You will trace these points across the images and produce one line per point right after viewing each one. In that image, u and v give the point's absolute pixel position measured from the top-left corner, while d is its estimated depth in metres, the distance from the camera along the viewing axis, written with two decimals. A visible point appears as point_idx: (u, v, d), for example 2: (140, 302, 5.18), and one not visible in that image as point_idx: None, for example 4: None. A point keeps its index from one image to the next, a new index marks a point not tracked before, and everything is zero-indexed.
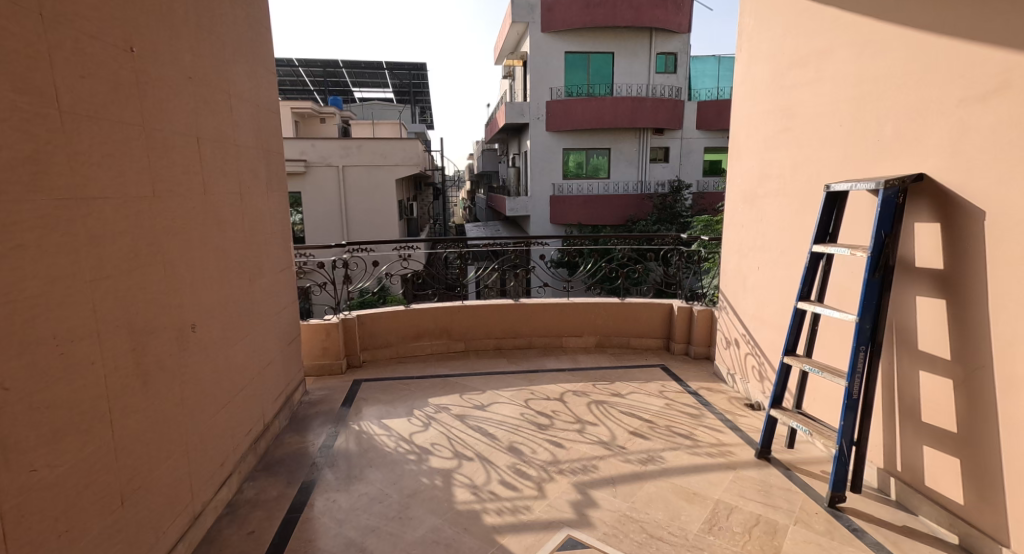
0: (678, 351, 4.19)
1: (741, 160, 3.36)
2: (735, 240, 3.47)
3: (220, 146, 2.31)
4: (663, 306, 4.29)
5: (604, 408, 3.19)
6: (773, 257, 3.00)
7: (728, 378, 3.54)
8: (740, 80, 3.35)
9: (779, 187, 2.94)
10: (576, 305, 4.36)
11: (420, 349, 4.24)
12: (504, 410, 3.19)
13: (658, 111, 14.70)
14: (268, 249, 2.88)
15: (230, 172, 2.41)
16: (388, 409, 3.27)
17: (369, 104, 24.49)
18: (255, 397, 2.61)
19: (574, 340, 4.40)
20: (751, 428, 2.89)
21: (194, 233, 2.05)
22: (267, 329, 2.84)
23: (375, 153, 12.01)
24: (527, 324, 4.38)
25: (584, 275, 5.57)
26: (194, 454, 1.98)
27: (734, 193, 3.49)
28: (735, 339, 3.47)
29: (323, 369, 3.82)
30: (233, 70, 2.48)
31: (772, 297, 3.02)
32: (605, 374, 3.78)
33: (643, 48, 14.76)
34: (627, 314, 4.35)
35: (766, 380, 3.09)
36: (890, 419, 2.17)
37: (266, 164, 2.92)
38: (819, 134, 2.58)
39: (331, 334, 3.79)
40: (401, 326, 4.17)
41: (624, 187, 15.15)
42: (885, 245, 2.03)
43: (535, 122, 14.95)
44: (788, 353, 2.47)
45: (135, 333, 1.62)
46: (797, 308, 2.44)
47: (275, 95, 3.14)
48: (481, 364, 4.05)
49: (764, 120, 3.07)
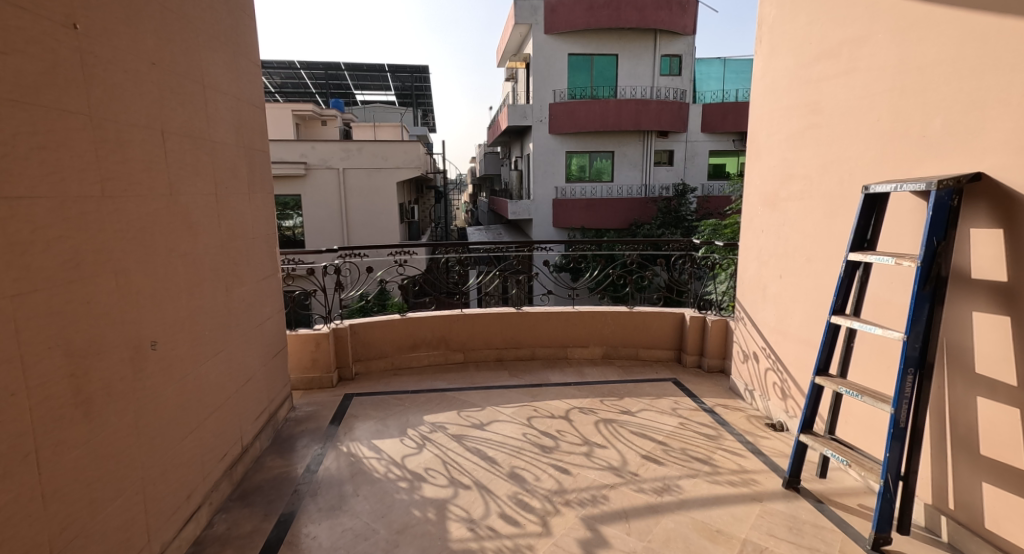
0: (690, 364, 3.95)
1: (760, 160, 3.13)
2: (755, 246, 3.22)
3: (192, 141, 2.09)
4: (674, 314, 4.05)
5: (612, 428, 2.95)
6: (799, 264, 2.76)
7: (746, 394, 3.29)
8: (759, 75, 3.12)
9: (805, 188, 2.70)
10: (582, 313, 4.13)
11: (417, 360, 4.01)
12: (504, 430, 2.95)
13: (663, 113, 14.49)
14: (250, 254, 2.65)
15: (203, 170, 2.18)
16: (380, 427, 3.03)
17: (372, 107, 24.38)
18: (232, 418, 2.38)
19: (579, 351, 4.17)
20: (775, 452, 2.65)
21: (157, 237, 1.82)
22: (247, 343, 2.61)
23: (375, 155, 11.82)
24: (530, 334, 4.15)
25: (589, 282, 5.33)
26: (153, 487, 1.74)
27: (753, 196, 3.25)
28: (754, 353, 3.23)
29: (313, 382, 3.58)
30: (209, 58, 2.26)
31: (798, 308, 2.78)
32: (613, 389, 3.54)
33: (647, 50, 14.57)
34: (636, 324, 4.11)
35: (790, 399, 2.85)
36: (940, 450, 1.93)
37: (248, 164, 2.70)
38: (853, 130, 2.35)
39: (322, 344, 3.55)
40: (396, 336, 3.94)
41: (628, 190, 14.94)
42: (937, 254, 1.79)
43: (538, 125, 14.74)
44: (820, 373, 2.23)
45: (75, 356, 1.39)
46: (830, 322, 2.19)
47: (260, 89, 2.91)
48: (481, 377, 3.81)
49: (787, 117, 2.84)
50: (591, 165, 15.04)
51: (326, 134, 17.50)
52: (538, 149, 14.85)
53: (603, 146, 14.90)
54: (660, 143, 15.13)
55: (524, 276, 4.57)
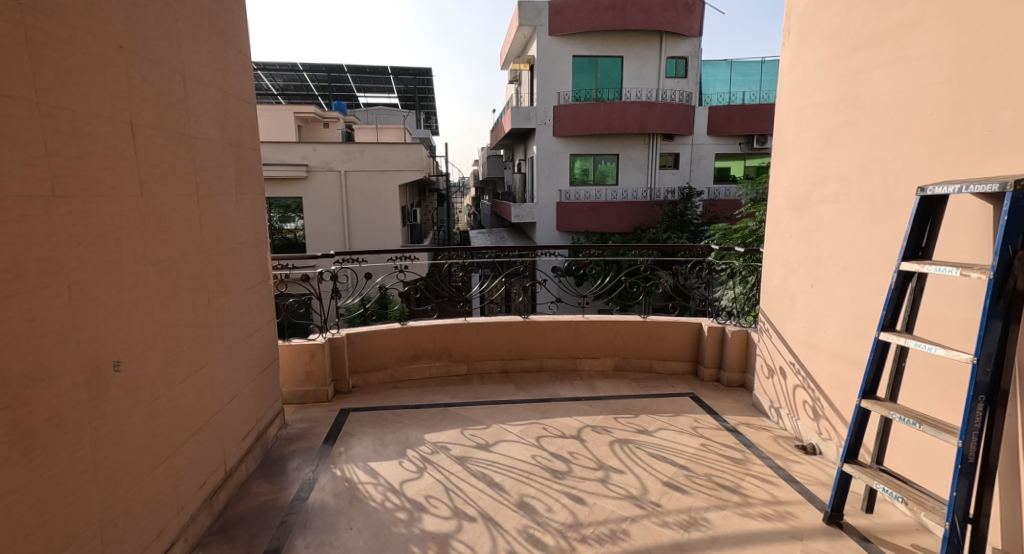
0: (708, 378, 3.71)
1: (788, 160, 2.91)
2: (781, 252, 2.99)
3: (169, 135, 1.88)
4: (690, 325, 3.82)
5: (629, 451, 2.72)
6: (834, 273, 2.53)
7: (771, 412, 3.05)
8: (786, 69, 2.90)
9: (841, 190, 2.47)
10: (593, 323, 3.91)
11: (417, 372, 3.80)
12: (512, 451, 2.72)
13: (669, 116, 14.28)
14: (236, 260, 2.44)
15: (182, 168, 1.98)
16: (378, 447, 2.80)
17: (375, 109, 24.24)
18: (214, 442, 2.16)
19: (590, 363, 3.94)
20: (809, 479, 2.41)
21: (124, 242, 1.61)
22: (232, 358, 2.39)
23: (377, 158, 11.64)
24: (538, 344, 3.92)
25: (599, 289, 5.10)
26: (113, 529, 1.52)
27: (779, 199, 3.02)
28: (780, 368, 2.99)
29: (306, 396, 3.36)
30: (189, 45, 2.05)
31: (833, 321, 2.55)
32: (627, 405, 3.31)
33: (653, 52, 14.39)
34: (650, 335, 3.89)
35: (823, 420, 2.61)
36: (1011, 488, 1.69)
37: (236, 163, 2.50)
38: (900, 126, 2.13)
39: (316, 356, 3.34)
40: (396, 346, 3.73)
41: (633, 194, 14.73)
42: (1012, 264, 1.56)
43: (542, 127, 14.56)
44: (866, 396, 1.99)
45: (11, 385, 1.18)
46: (879, 339, 1.95)
47: (250, 83, 2.70)
48: (486, 391, 3.58)
49: (819, 114, 2.62)
50: (596, 168, 14.84)
51: (329, 136, 17.38)
52: (541, 152, 14.66)
53: (608, 149, 14.70)
54: (666, 146, 14.92)
55: (531, 282, 4.35)
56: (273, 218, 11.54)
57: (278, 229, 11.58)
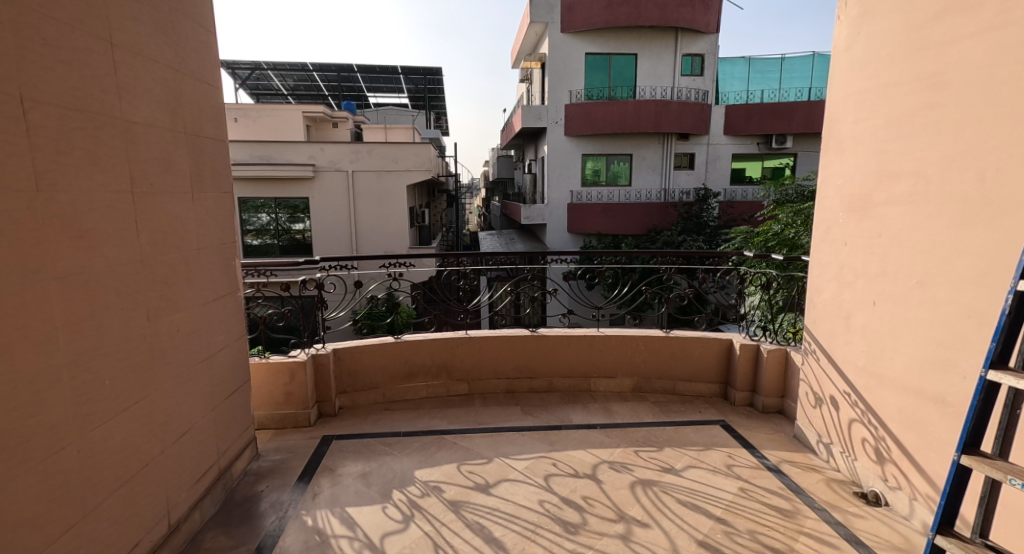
0: (741, 403, 3.27)
1: (843, 155, 2.46)
2: (832, 261, 2.54)
3: (86, 117, 1.51)
4: (719, 342, 3.38)
5: (653, 496, 2.30)
6: (907, 289, 2.08)
7: (820, 448, 2.61)
8: (842, 46, 2.46)
9: (918, 188, 2.03)
10: (608, 337, 3.49)
11: (413, 392, 3.42)
12: (516, 496, 2.31)
13: (684, 115, 13.79)
14: (189, 269, 2.07)
15: (108, 159, 1.60)
16: (360, 488, 2.41)
17: (384, 108, 23.97)
18: (154, 491, 1.79)
19: (605, 383, 3.52)
20: (878, 542, 1.96)
21: (7, 252, 1.23)
22: (184, 385, 2.02)
23: (385, 158, 11.27)
24: (547, 362, 3.52)
25: (618, 300, 4.67)
26: None
27: (829, 199, 2.57)
28: (830, 398, 2.55)
29: (285, 421, 2.99)
30: (120, 8, 1.68)
31: (903, 347, 2.10)
32: (648, 435, 2.89)
33: (668, 50, 13.93)
34: (673, 352, 3.46)
35: (889, 465, 2.17)
36: None
37: (192, 156, 2.12)
38: (1005, 107, 1.69)
39: (296, 376, 2.97)
40: (389, 363, 3.35)
41: (647, 195, 14.28)
42: None
43: (553, 127, 14.16)
44: (966, 452, 1.52)
45: None
46: (984, 380, 1.49)
47: (214, 64, 2.32)
48: (488, 415, 3.18)
49: (887, 97, 2.18)
50: (608, 169, 14.41)
51: (339, 136, 17.20)
52: (553, 152, 14.24)
53: (621, 149, 14.25)
54: (682, 146, 14.40)
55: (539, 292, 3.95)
56: (280, 219, 11.30)
57: (285, 230, 11.32)
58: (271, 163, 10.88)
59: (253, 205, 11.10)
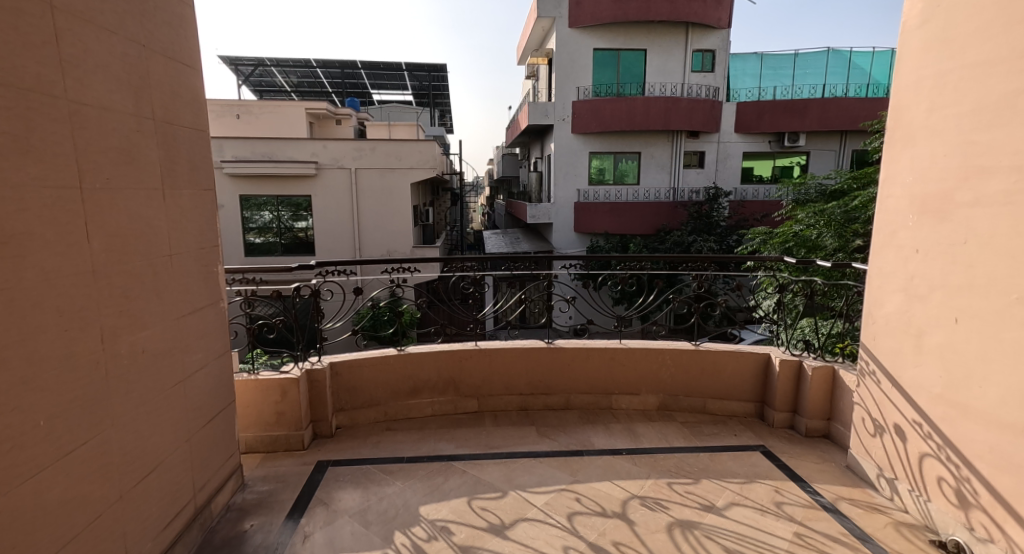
0: (780, 424, 2.94)
1: (914, 148, 2.12)
2: (898, 271, 2.21)
3: (11, 94, 1.21)
4: (754, 357, 3.06)
5: (695, 542, 1.99)
6: (1003, 306, 1.73)
7: (881, 483, 2.29)
8: (915, 23, 2.12)
9: (1019, 187, 1.70)
10: (632, 350, 3.18)
11: (417, 409, 3.12)
12: (536, 541, 2.00)
13: (694, 112, 13.43)
14: (158, 278, 1.76)
15: (43, 146, 1.29)
16: (357, 528, 2.10)
17: (388, 105, 23.64)
18: (106, 547, 1.49)
19: (628, 400, 3.21)
20: None
21: None
22: (152, 416, 1.72)
23: (389, 155, 10.94)
24: (564, 377, 3.21)
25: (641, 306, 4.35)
26: None
27: (895, 200, 2.24)
28: (895, 427, 2.23)
29: (276, 444, 2.68)
30: None
31: (995, 375, 1.75)
32: (681, 464, 2.58)
33: (678, 45, 13.56)
34: (703, 368, 3.15)
35: (975, 512, 1.85)
36: None
37: (163, 147, 1.82)
38: None
39: (288, 394, 2.68)
40: (391, 378, 3.06)
41: (655, 194, 13.96)
42: None
43: (560, 124, 13.84)
44: None
45: None
46: None
47: (191, 41, 2.01)
48: (500, 437, 2.87)
49: (975, 80, 1.85)
50: (616, 167, 14.10)
51: (342, 133, 16.92)
52: (560, 149, 13.92)
53: (630, 147, 13.91)
54: (691, 144, 14.07)
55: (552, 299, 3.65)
56: (283, 217, 11.03)
57: (289, 227, 11.08)
58: (273, 160, 10.60)
59: (255, 203, 10.83)
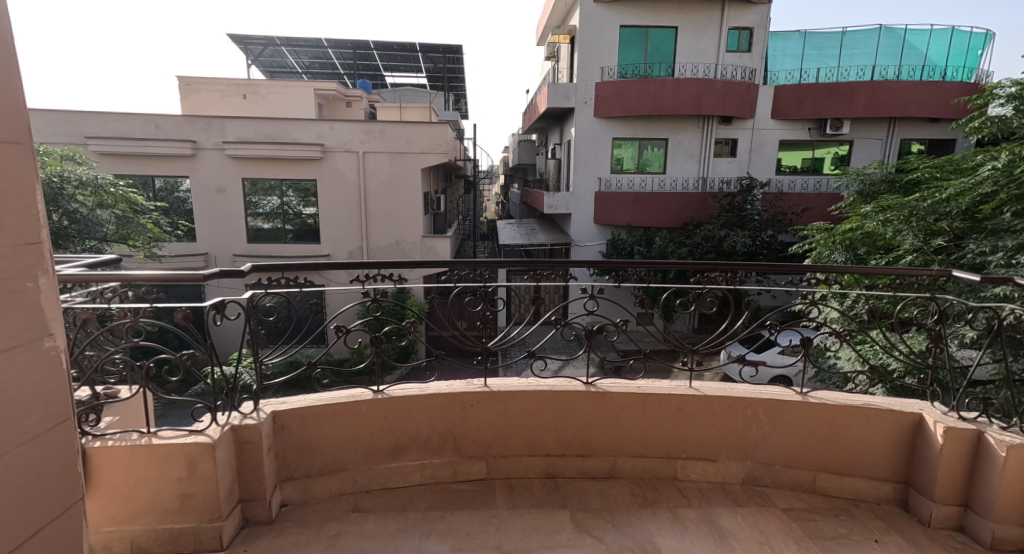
0: (942, 524, 1.95)
1: None
2: None
3: None
4: (899, 416, 2.08)
5: None
6: None
7: None
8: None
9: None
10: (708, 399, 2.21)
11: (402, 476, 2.19)
12: None
13: (728, 96, 12.21)
14: None
15: None
16: None
17: (402, 87, 22.51)
18: None
19: (701, 468, 2.25)
20: None
21: None
22: None
23: (398, 138, 9.94)
24: (609, 434, 2.25)
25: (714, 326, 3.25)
26: None
27: None
28: None
29: (178, 542, 1.76)
30: None
31: None
32: None
33: (713, 22, 12.29)
34: (818, 429, 2.16)
35: None
36: None
37: None
38: None
39: (199, 468, 1.76)
40: (363, 433, 2.13)
41: (682, 184, 12.83)
42: None
43: (581, 107, 12.72)
44: None
45: None
46: None
47: None
48: (516, 533, 1.92)
49: None
50: (640, 155, 12.96)
51: (354, 116, 16.02)
52: (580, 135, 12.82)
53: (656, 133, 12.76)
54: (722, 131, 12.83)
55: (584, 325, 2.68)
56: (291, 202, 10.19)
57: (296, 213, 10.22)
58: (276, 142, 9.76)
59: (262, 186, 10.04)
